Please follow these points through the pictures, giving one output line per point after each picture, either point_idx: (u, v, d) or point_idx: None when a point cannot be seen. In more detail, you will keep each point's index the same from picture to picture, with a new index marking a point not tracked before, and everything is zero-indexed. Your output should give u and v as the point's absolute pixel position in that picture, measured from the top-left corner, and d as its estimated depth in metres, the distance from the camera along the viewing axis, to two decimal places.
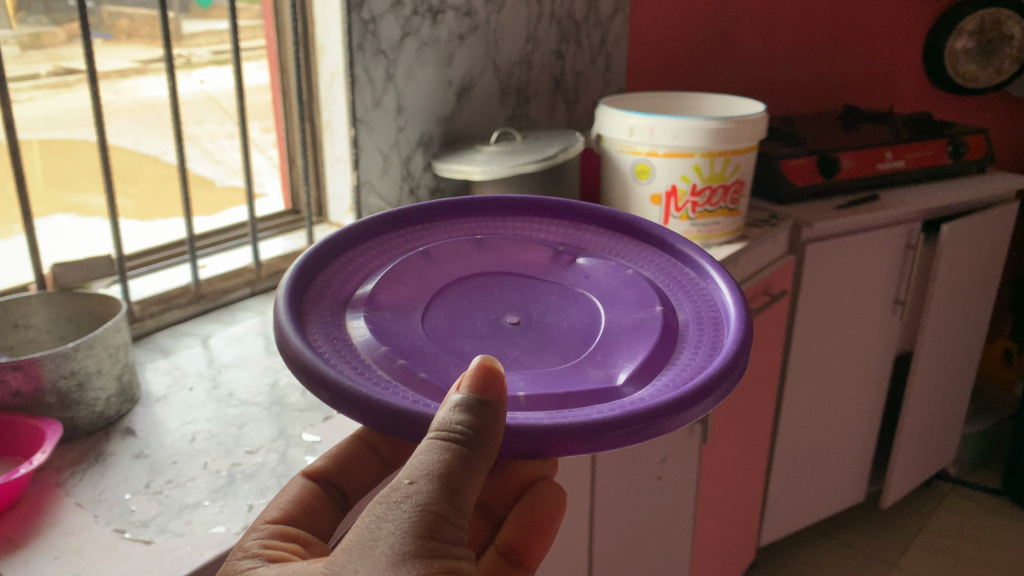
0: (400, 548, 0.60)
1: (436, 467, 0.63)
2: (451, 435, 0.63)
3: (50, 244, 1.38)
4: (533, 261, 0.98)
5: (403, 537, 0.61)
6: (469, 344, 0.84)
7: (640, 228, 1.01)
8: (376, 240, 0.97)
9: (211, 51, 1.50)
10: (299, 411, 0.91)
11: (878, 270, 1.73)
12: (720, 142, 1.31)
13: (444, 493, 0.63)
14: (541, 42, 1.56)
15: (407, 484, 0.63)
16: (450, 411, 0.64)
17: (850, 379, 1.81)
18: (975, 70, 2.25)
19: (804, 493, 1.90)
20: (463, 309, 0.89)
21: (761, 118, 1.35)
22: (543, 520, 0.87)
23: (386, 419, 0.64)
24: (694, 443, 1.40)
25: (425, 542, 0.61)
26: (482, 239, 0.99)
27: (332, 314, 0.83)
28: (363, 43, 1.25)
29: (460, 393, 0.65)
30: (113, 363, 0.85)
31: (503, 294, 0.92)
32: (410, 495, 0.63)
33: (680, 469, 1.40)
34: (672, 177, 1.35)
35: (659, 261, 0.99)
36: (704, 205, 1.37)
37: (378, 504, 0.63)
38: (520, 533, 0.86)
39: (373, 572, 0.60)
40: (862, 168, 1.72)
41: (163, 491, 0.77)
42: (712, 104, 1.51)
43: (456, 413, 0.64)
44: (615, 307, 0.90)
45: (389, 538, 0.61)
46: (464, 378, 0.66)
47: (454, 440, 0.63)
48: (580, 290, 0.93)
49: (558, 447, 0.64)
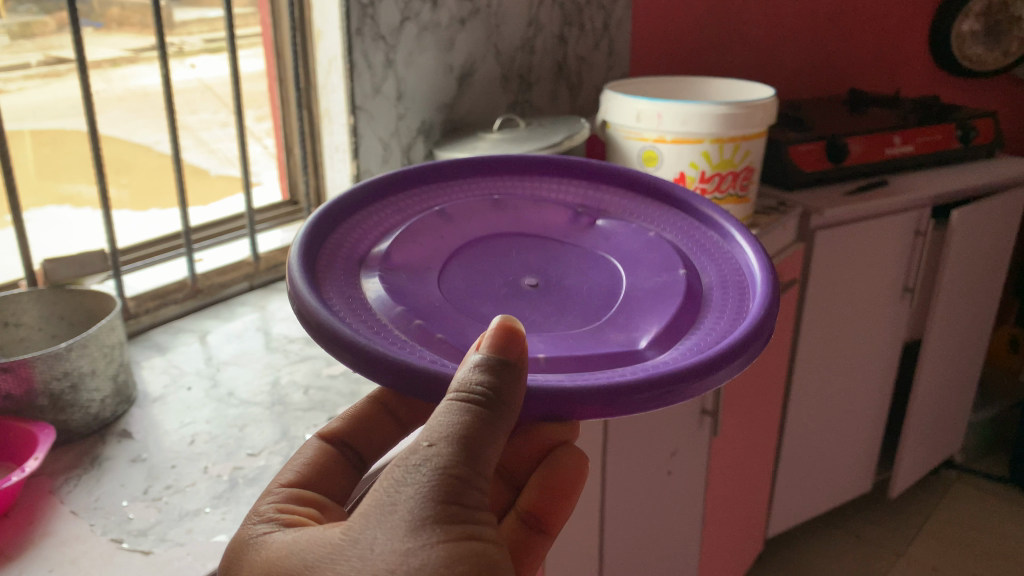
0: (419, 513, 0.56)
1: (458, 427, 0.59)
2: (472, 394, 0.59)
3: (41, 238, 1.34)
4: (553, 221, 0.93)
5: (422, 501, 0.56)
6: (489, 305, 0.81)
7: (664, 190, 0.97)
8: (389, 198, 0.91)
9: (203, 39, 1.46)
10: (302, 410, 0.88)
11: (887, 258, 1.70)
12: (730, 127, 1.28)
13: (466, 455, 0.59)
14: (543, 25, 1.52)
15: (425, 445, 0.59)
16: (470, 370, 0.60)
17: (859, 368, 1.79)
18: (982, 53, 2.21)
19: (811, 484, 1.88)
20: (480, 270, 0.85)
21: (771, 103, 1.32)
22: (565, 486, 0.79)
23: (402, 378, 0.60)
24: (704, 436, 1.38)
25: (446, 505, 0.57)
26: (501, 199, 0.94)
27: (345, 272, 0.79)
28: (361, 28, 1.21)
29: (480, 351, 0.61)
30: (108, 363, 0.82)
31: (523, 258, 0.88)
32: (429, 457, 0.58)
33: (690, 463, 1.38)
34: (680, 164, 1.31)
35: (681, 224, 0.95)
36: (713, 192, 1.34)
37: (395, 467, 0.59)
38: (541, 501, 0.78)
39: (392, 538, 0.56)
40: (870, 153, 1.69)
41: (162, 497, 0.73)
42: (719, 89, 1.47)
43: (477, 371, 0.60)
44: (639, 272, 0.86)
45: (408, 502, 0.57)
46: (484, 337, 0.62)
47: (475, 400, 0.59)
48: (601, 253, 0.90)
49: (578, 411, 0.60)
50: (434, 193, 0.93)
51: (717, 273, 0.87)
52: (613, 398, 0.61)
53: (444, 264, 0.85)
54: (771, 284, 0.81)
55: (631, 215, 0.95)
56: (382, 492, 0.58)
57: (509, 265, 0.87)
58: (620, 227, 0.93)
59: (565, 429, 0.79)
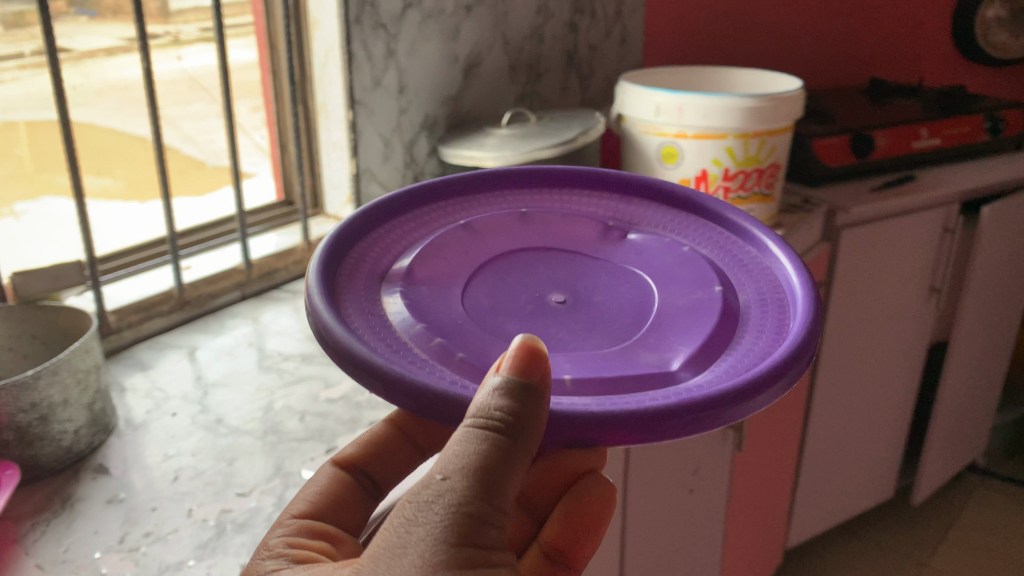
0: (430, 558, 0.53)
1: (473, 458, 0.55)
2: (489, 421, 0.55)
3: (21, 243, 1.25)
4: (578, 235, 0.86)
5: (433, 545, 0.53)
6: (512, 325, 0.73)
7: (699, 200, 0.88)
8: (414, 213, 0.84)
9: (199, 27, 1.35)
10: (298, 441, 0.80)
11: (915, 257, 1.62)
12: (755, 121, 1.19)
13: (481, 487, 0.55)
14: (553, 13, 1.43)
15: (439, 477, 0.55)
16: (489, 394, 0.55)
17: (883, 372, 1.71)
18: (1008, 40, 2.12)
19: (833, 492, 1.80)
20: (506, 288, 0.78)
21: (798, 95, 1.23)
22: (592, 519, 0.78)
23: (420, 403, 0.54)
24: (728, 450, 1.30)
25: (459, 543, 0.54)
26: (525, 211, 0.86)
27: (366, 292, 0.72)
28: (360, 16, 1.13)
29: (500, 372, 0.56)
30: (82, 391, 0.74)
31: (544, 272, 0.80)
32: (442, 493, 0.55)
33: (713, 479, 1.30)
34: (702, 160, 1.23)
35: (715, 236, 0.86)
36: (736, 190, 1.25)
37: (408, 504, 0.56)
38: (565, 533, 0.78)
39: None
40: (896, 146, 1.60)
41: (139, 548, 0.65)
42: (741, 81, 1.38)
43: (495, 398, 0.55)
44: (668, 286, 0.77)
45: (419, 546, 0.54)
46: (504, 360, 0.56)
47: (493, 428, 0.55)
48: (629, 268, 0.81)
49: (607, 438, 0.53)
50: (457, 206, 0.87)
51: (756, 289, 0.77)
52: (647, 421, 0.53)
53: (467, 282, 0.77)
54: (815, 301, 0.70)
55: (663, 229, 0.86)
56: (394, 523, 0.56)
57: (529, 280, 0.78)
58: (650, 240, 0.85)
59: (593, 459, 0.81)
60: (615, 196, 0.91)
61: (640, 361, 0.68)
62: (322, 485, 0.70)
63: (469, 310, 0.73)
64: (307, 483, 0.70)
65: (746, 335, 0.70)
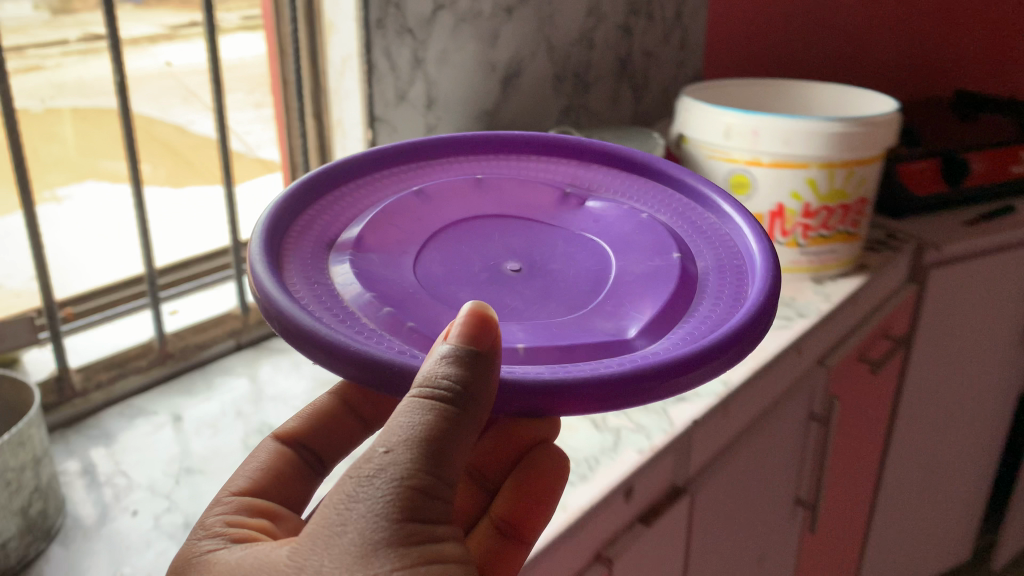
0: (369, 540, 0.45)
1: (420, 431, 0.47)
2: (438, 392, 0.47)
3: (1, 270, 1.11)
4: (534, 202, 0.75)
5: (373, 525, 0.45)
6: (465, 294, 0.64)
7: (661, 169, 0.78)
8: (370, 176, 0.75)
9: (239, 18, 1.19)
10: None
11: (1010, 298, 1.42)
12: (844, 149, 1.01)
13: (430, 462, 0.47)
14: (605, 15, 1.26)
15: (381, 451, 0.47)
16: (436, 360, 0.48)
17: (966, 425, 1.51)
18: None
19: (903, 555, 1.61)
20: (457, 256, 0.68)
21: (895, 118, 1.04)
22: (540, 487, 0.63)
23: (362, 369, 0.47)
24: (796, 528, 1.12)
25: (405, 526, 0.45)
26: (482, 177, 0.75)
27: (313, 254, 0.64)
28: (384, 19, 0.96)
29: (450, 342, 0.48)
30: (14, 492, 0.60)
31: (499, 239, 0.71)
32: (383, 467, 0.47)
33: (779, 561, 1.12)
34: (779, 193, 1.05)
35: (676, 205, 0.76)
36: (817, 229, 1.07)
37: (347, 480, 0.47)
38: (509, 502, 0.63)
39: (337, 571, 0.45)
40: (991, 171, 1.40)
41: None
42: (839, 99, 1.18)
43: (442, 363, 0.47)
44: (627, 255, 0.69)
45: (357, 526, 0.45)
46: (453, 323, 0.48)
47: (442, 398, 0.47)
48: (586, 235, 0.72)
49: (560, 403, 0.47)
50: (401, 179, 0.75)
51: (717, 259, 0.69)
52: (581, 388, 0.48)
53: (419, 251, 0.67)
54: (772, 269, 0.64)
55: (621, 196, 0.76)
56: (327, 510, 0.47)
57: (484, 248, 0.69)
58: (607, 208, 0.75)
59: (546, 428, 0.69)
60: (571, 162, 0.80)
61: (590, 326, 0.62)
62: (261, 458, 0.63)
63: (417, 276, 0.65)
64: (247, 459, 0.63)
65: (708, 303, 0.64)
